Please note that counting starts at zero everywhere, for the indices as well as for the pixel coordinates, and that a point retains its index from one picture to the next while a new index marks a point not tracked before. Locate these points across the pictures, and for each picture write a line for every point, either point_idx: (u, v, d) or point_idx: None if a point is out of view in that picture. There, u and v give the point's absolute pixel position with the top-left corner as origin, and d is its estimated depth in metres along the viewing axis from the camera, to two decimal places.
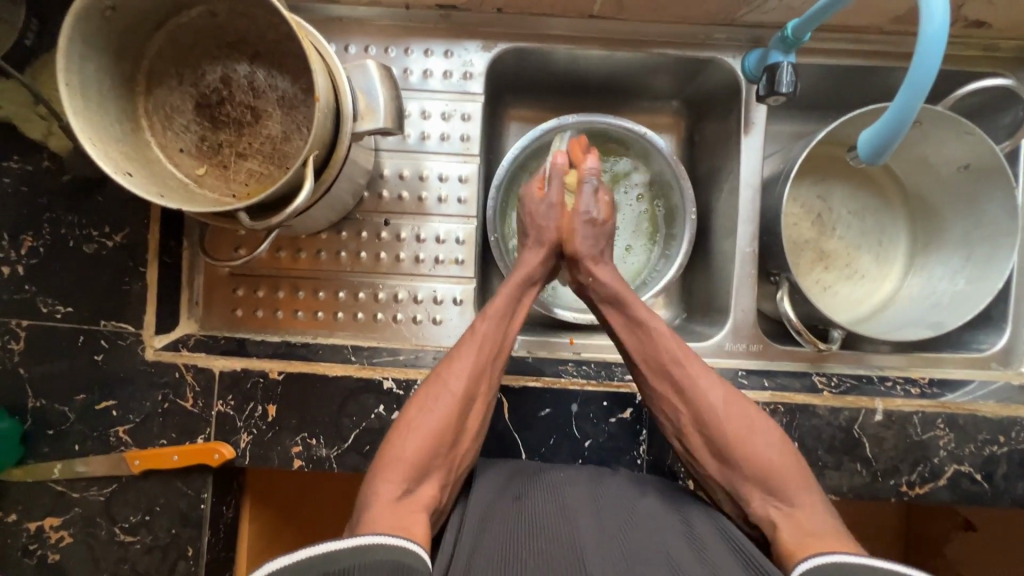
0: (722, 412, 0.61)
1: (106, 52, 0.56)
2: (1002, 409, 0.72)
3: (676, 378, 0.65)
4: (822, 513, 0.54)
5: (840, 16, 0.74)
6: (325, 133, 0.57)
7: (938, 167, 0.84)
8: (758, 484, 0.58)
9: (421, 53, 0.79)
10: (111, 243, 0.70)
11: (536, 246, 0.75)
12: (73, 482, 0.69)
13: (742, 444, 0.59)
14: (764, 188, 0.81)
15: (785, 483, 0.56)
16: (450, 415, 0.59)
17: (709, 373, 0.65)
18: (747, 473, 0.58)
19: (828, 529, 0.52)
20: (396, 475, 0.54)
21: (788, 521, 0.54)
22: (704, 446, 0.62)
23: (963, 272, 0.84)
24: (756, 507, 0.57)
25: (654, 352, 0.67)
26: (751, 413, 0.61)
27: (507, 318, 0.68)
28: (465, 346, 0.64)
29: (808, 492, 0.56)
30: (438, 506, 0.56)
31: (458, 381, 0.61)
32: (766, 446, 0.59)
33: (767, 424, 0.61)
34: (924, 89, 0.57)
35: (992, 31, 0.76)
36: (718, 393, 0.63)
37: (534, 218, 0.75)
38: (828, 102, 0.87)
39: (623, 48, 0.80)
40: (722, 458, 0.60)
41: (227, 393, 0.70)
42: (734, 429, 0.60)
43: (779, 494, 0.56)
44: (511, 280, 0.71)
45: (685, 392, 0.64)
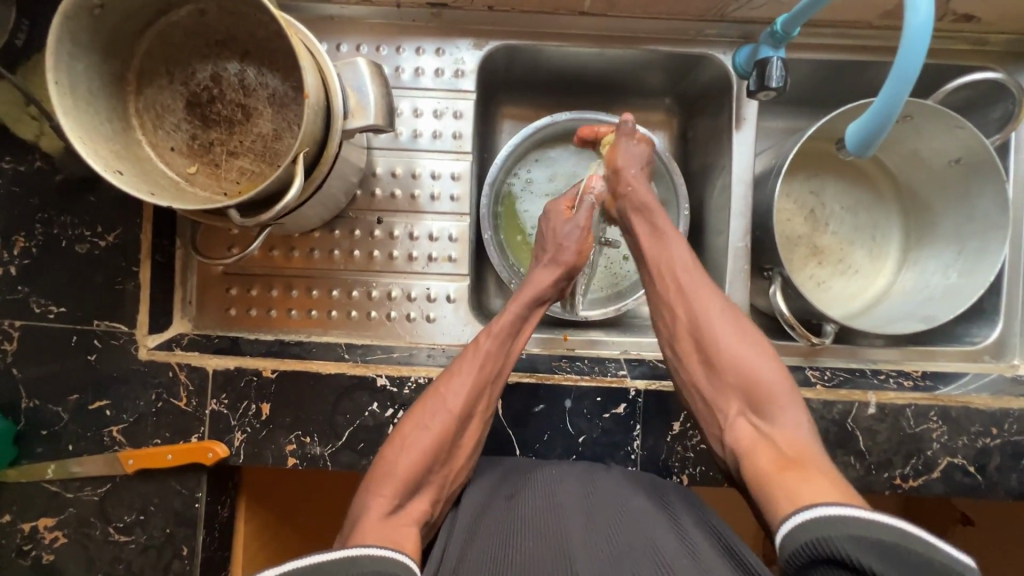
0: (718, 324, 0.63)
1: (95, 51, 0.56)
2: (994, 401, 0.73)
3: (679, 290, 0.66)
4: (800, 431, 0.55)
5: (829, 11, 0.75)
6: (314, 130, 0.57)
7: (930, 161, 0.85)
8: (741, 392, 0.59)
9: (413, 51, 0.79)
10: (104, 243, 0.70)
11: (549, 268, 0.74)
12: (66, 482, 0.69)
13: (733, 355, 0.60)
14: (756, 183, 0.81)
15: (768, 398, 0.57)
16: (446, 435, 0.59)
17: (712, 290, 0.66)
18: (734, 381, 0.59)
19: (803, 447, 0.53)
20: (387, 490, 0.54)
21: (764, 438, 0.55)
22: (695, 356, 0.63)
23: (955, 265, 0.84)
24: (735, 419, 0.59)
25: (664, 263, 0.69)
26: (747, 331, 0.62)
27: (509, 338, 0.68)
28: (466, 362, 0.64)
29: (791, 410, 0.56)
30: (430, 518, 0.56)
31: (456, 398, 0.61)
32: (757, 361, 0.60)
33: (761, 341, 0.62)
34: (910, 81, 0.57)
35: (980, 25, 0.76)
36: (717, 307, 0.64)
37: (552, 236, 0.75)
38: (819, 97, 0.88)
39: (614, 45, 0.80)
40: (710, 368, 0.61)
41: (220, 392, 0.70)
42: (726, 340, 0.62)
43: (761, 409, 0.57)
44: (520, 299, 0.70)
45: (686, 303, 0.65)
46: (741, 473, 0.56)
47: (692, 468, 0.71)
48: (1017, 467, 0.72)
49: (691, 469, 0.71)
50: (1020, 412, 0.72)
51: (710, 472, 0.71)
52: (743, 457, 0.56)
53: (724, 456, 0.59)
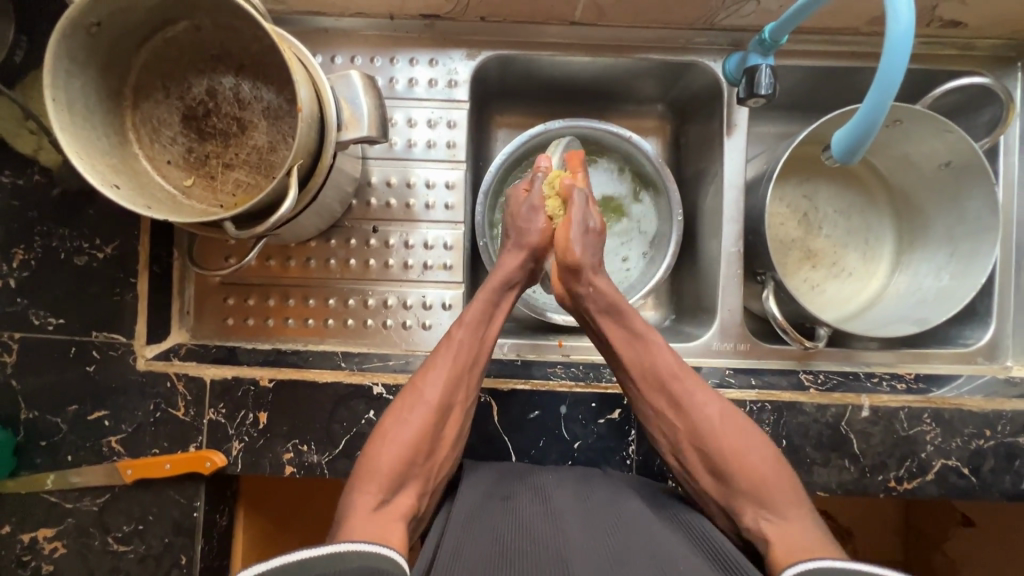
0: (718, 428, 0.61)
1: (92, 68, 0.57)
2: (987, 403, 0.73)
3: (673, 393, 0.64)
4: (813, 529, 0.52)
5: (816, 19, 0.76)
6: (308, 143, 0.58)
7: (921, 164, 0.85)
8: (750, 497, 0.56)
9: (406, 62, 0.80)
10: (102, 255, 0.71)
11: (516, 250, 0.71)
12: (65, 493, 0.70)
13: (735, 459, 0.58)
14: (748, 189, 0.82)
15: (778, 498, 0.55)
16: (425, 427, 0.59)
17: (706, 390, 0.64)
18: (741, 487, 0.57)
19: (817, 541, 0.50)
20: (372, 486, 0.54)
21: (777, 532, 0.53)
22: (700, 465, 0.61)
23: (948, 267, 0.85)
24: (748, 520, 0.56)
25: (653, 367, 0.65)
26: (746, 430, 0.61)
27: (484, 324, 0.68)
28: (439, 355, 0.65)
29: (800, 510, 0.54)
30: (416, 512, 0.56)
31: (432, 390, 0.62)
32: (761, 462, 0.58)
33: (762, 441, 0.60)
34: (894, 88, 0.57)
35: (966, 30, 0.77)
36: (714, 408, 0.62)
37: (518, 221, 0.71)
38: (809, 102, 0.88)
39: (605, 54, 0.81)
40: (716, 476, 0.59)
41: (218, 401, 0.70)
42: (729, 443, 0.60)
43: (772, 509, 0.54)
44: (487, 286, 0.69)
45: (682, 409, 0.63)
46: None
47: None
48: (1012, 469, 0.72)
49: None
50: (1013, 413, 0.72)
51: None
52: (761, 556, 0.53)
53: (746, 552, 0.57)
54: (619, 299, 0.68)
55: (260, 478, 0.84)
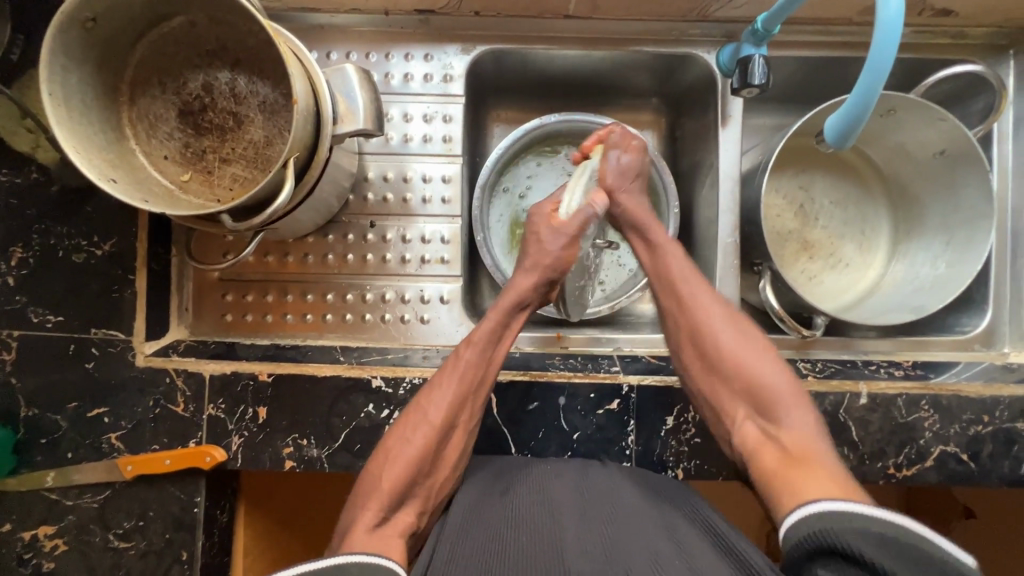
0: (720, 328, 0.65)
1: (88, 63, 0.57)
2: (985, 388, 0.73)
3: (680, 294, 0.68)
4: (808, 429, 0.57)
5: (809, 9, 0.76)
6: (305, 136, 0.58)
7: (916, 153, 0.86)
8: (747, 399, 0.61)
9: (402, 58, 0.80)
10: (100, 253, 0.71)
11: (530, 270, 0.69)
12: (66, 490, 0.70)
13: (736, 361, 0.63)
14: (743, 180, 0.82)
15: (774, 401, 0.60)
16: (428, 447, 0.59)
17: (712, 295, 0.68)
18: (739, 390, 0.62)
19: (811, 444, 0.55)
20: (373, 503, 0.54)
21: (773, 437, 0.58)
22: (699, 364, 0.65)
23: (943, 255, 0.85)
24: (744, 422, 0.61)
25: (663, 270, 0.70)
26: (747, 334, 0.65)
27: (491, 346, 0.67)
28: (446, 375, 0.64)
29: (800, 413, 0.59)
30: (415, 529, 0.56)
31: (436, 410, 0.61)
32: (760, 363, 0.62)
33: (762, 343, 0.64)
34: (885, 74, 0.58)
35: (958, 19, 0.78)
36: (718, 310, 0.66)
37: (533, 245, 0.70)
38: (804, 93, 0.89)
39: (600, 47, 0.81)
40: (716, 375, 0.64)
41: (217, 396, 0.71)
42: (729, 344, 0.64)
43: (768, 413, 0.59)
44: (497, 307, 0.68)
45: (689, 308, 0.67)
46: (751, 476, 0.58)
47: (687, 462, 0.72)
48: (1010, 454, 0.72)
49: (686, 463, 0.72)
50: (1011, 399, 0.72)
51: (704, 466, 0.72)
52: (753, 454, 0.58)
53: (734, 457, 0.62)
54: (644, 212, 0.72)
55: (261, 475, 0.84)
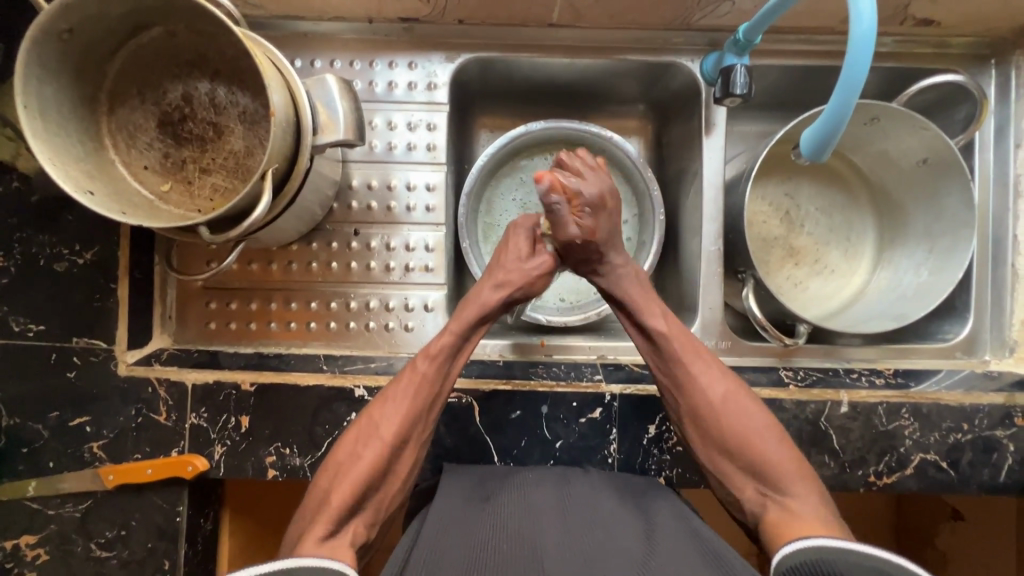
0: (720, 408, 0.63)
1: (65, 75, 0.57)
2: (965, 396, 0.74)
3: (677, 372, 0.66)
4: (815, 502, 0.55)
5: (790, 19, 0.76)
6: (284, 148, 0.58)
7: (900, 161, 0.86)
8: (754, 476, 0.60)
9: (385, 66, 0.80)
10: (81, 261, 0.71)
11: (498, 289, 0.67)
12: (47, 499, 0.69)
13: (739, 439, 0.61)
14: (726, 189, 0.82)
15: (779, 474, 0.58)
16: (377, 464, 0.58)
17: (712, 368, 0.66)
18: (745, 465, 0.60)
19: (818, 516, 0.54)
20: (324, 515, 0.54)
21: (780, 507, 0.56)
22: (701, 441, 0.64)
23: (926, 263, 0.85)
24: (751, 497, 0.60)
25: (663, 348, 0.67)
26: (749, 409, 0.63)
27: (449, 360, 0.65)
28: (400, 388, 0.63)
29: (806, 483, 0.57)
30: (365, 541, 0.56)
31: (389, 425, 0.61)
32: (764, 440, 0.61)
33: (762, 415, 0.62)
34: (857, 90, 0.58)
35: (940, 28, 0.78)
36: (717, 387, 0.64)
37: (506, 256, 0.68)
38: (788, 102, 0.89)
39: (584, 55, 0.81)
40: (721, 451, 0.62)
41: (200, 405, 0.71)
42: (732, 422, 0.62)
43: (776, 486, 0.58)
44: (458, 319, 0.66)
45: (686, 386, 0.65)
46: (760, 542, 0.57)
47: (669, 470, 0.72)
48: (989, 462, 0.73)
49: (668, 471, 0.72)
50: (990, 407, 0.73)
51: (686, 475, 0.72)
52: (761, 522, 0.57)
53: (746, 524, 0.60)
54: (636, 288, 0.69)
55: (246, 483, 0.84)
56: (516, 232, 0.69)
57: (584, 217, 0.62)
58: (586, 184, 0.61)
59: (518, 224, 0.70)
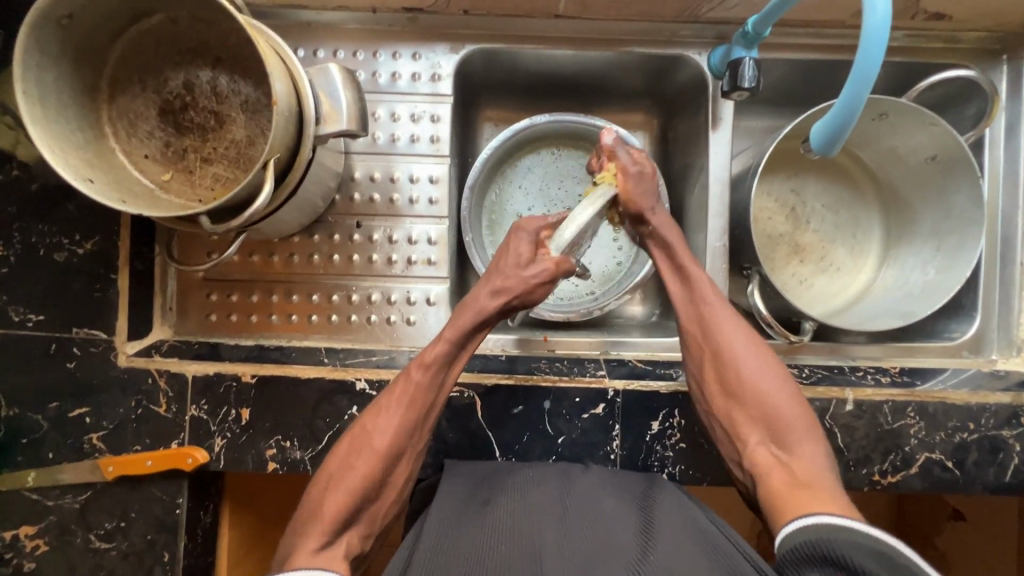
0: (744, 356, 0.63)
1: (65, 61, 0.56)
2: (971, 395, 0.73)
3: (704, 316, 0.66)
4: (819, 465, 0.55)
5: (800, 11, 0.75)
6: (286, 137, 0.57)
7: (908, 158, 0.85)
8: (762, 429, 0.60)
9: (390, 56, 0.79)
10: (82, 251, 0.71)
11: (496, 296, 0.65)
12: (46, 490, 0.69)
13: (755, 390, 0.61)
14: (733, 184, 0.82)
15: (788, 431, 0.58)
16: (370, 476, 0.58)
17: (737, 320, 0.66)
18: (755, 417, 0.60)
19: (822, 478, 0.54)
20: (316, 529, 0.54)
21: (784, 466, 0.56)
22: (716, 386, 0.63)
23: (933, 261, 0.85)
24: (755, 448, 0.59)
25: (691, 291, 0.68)
26: (770, 364, 0.63)
27: (444, 368, 0.64)
28: (394, 398, 0.62)
29: (813, 446, 0.57)
30: (359, 552, 0.56)
31: (383, 436, 0.60)
32: (781, 396, 0.60)
33: (780, 373, 0.62)
34: (870, 82, 0.57)
35: (951, 23, 0.77)
36: (742, 337, 0.64)
37: (505, 262, 0.66)
38: (795, 97, 0.88)
39: (591, 47, 0.80)
40: (733, 399, 0.62)
41: (200, 397, 0.70)
42: (751, 373, 0.62)
43: (782, 443, 0.58)
44: (453, 326, 0.65)
45: (712, 330, 0.65)
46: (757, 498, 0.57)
47: (672, 467, 0.72)
48: (995, 462, 0.72)
49: (671, 468, 0.72)
50: (997, 406, 0.72)
51: (689, 471, 0.72)
52: (761, 478, 0.57)
53: (743, 479, 0.60)
54: (672, 230, 0.69)
55: (245, 476, 0.84)
56: (519, 235, 0.67)
57: (643, 156, 0.69)
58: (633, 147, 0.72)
59: (520, 228, 0.67)
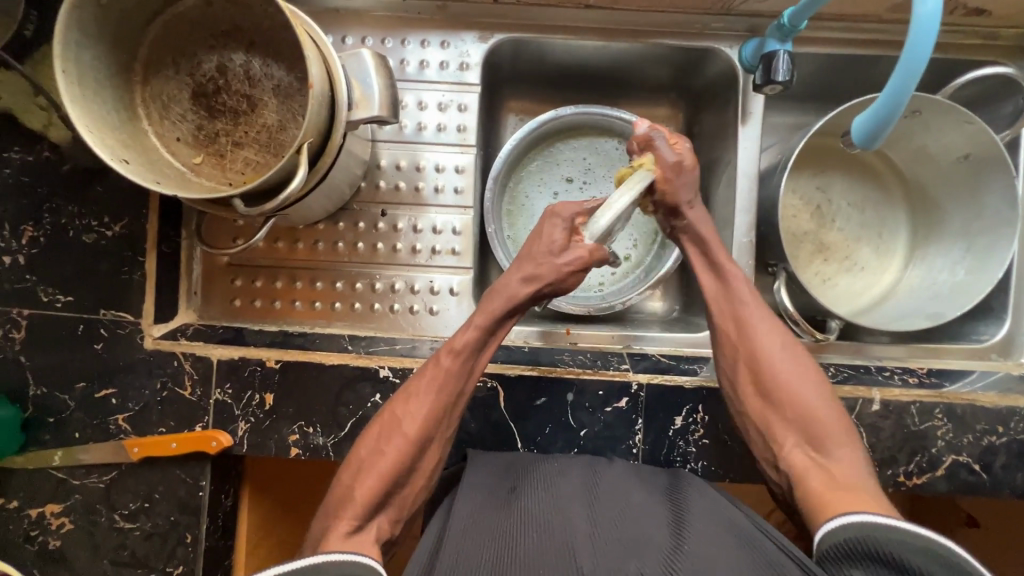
0: (781, 359, 0.62)
1: (102, 41, 0.56)
2: (1000, 399, 0.72)
3: (740, 315, 0.65)
4: (858, 467, 0.55)
5: (836, 5, 0.74)
6: (319, 122, 0.57)
7: (939, 157, 0.84)
8: (798, 430, 0.59)
9: (418, 44, 0.79)
10: (110, 233, 0.71)
11: (527, 284, 0.66)
12: (73, 469, 0.70)
13: (791, 390, 0.60)
14: (761, 180, 0.81)
15: (825, 433, 0.58)
16: (400, 461, 0.58)
17: (772, 319, 0.65)
18: (791, 418, 0.60)
19: (861, 483, 0.53)
20: (348, 512, 0.54)
21: (821, 468, 0.56)
22: (750, 387, 0.63)
23: (962, 262, 0.83)
24: (790, 451, 0.59)
25: (725, 292, 0.67)
26: (808, 366, 0.62)
27: (474, 354, 0.64)
28: (424, 381, 0.62)
29: (851, 448, 0.56)
30: (388, 537, 0.56)
31: (412, 422, 0.60)
32: (817, 398, 0.60)
33: (816, 375, 0.62)
34: (916, 75, 0.56)
35: (991, 19, 0.76)
36: (778, 338, 0.63)
37: (538, 248, 0.67)
38: (825, 93, 0.87)
39: (621, 38, 0.79)
40: (768, 401, 0.61)
41: (225, 381, 0.70)
42: (787, 375, 0.61)
43: (819, 445, 0.57)
44: (484, 312, 0.65)
45: (747, 330, 0.64)
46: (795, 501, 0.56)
47: (695, 463, 0.71)
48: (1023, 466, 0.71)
49: (693, 463, 0.71)
50: None
51: (712, 467, 0.71)
52: (797, 485, 0.56)
53: (779, 481, 0.59)
54: (709, 229, 0.70)
55: (266, 461, 0.84)
56: (554, 221, 0.67)
57: (687, 147, 0.69)
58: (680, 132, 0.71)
59: (555, 213, 0.67)
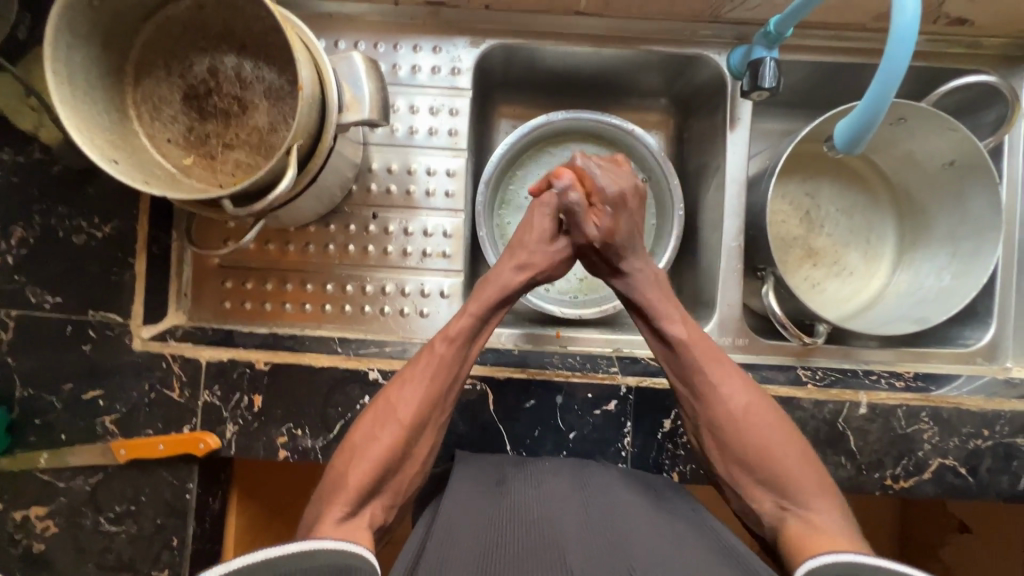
0: (744, 425, 0.61)
1: (93, 42, 0.57)
2: (986, 402, 0.73)
3: (699, 382, 0.64)
4: (836, 516, 0.55)
5: (821, 14, 0.76)
6: (309, 123, 0.58)
7: (925, 163, 0.85)
8: (771, 491, 0.58)
9: (410, 49, 0.80)
10: (100, 234, 0.71)
11: (521, 271, 0.67)
12: (58, 471, 0.70)
13: (760, 454, 0.60)
14: (749, 185, 0.81)
15: (800, 491, 0.57)
16: (394, 446, 0.58)
17: (734, 379, 0.64)
18: (763, 480, 0.59)
19: (841, 531, 0.53)
20: (340, 498, 0.54)
21: (800, 519, 0.55)
22: (718, 454, 0.62)
23: (949, 266, 0.84)
24: (769, 510, 0.58)
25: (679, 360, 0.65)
26: (772, 423, 0.61)
27: (468, 342, 0.65)
28: (418, 370, 0.62)
29: (827, 500, 0.56)
30: (382, 522, 0.57)
31: (407, 408, 0.60)
32: (786, 457, 0.59)
33: (785, 431, 0.61)
34: (895, 84, 0.57)
35: (973, 28, 0.77)
36: (740, 400, 0.62)
37: (529, 236, 0.68)
38: (813, 100, 0.88)
39: (611, 44, 0.81)
40: (739, 465, 0.61)
41: (213, 382, 0.70)
42: (754, 438, 0.60)
43: (796, 501, 0.57)
44: (477, 300, 0.66)
45: (706, 395, 0.63)
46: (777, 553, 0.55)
47: (684, 466, 0.71)
48: (1008, 469, 0.72)
49: (682, 467, 0.71)
50: (1012, 414, 0.72)
51: (700, 471, 0.71)
52: (779, 534, 0.56)
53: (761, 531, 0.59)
54: (658, 291, 0.67)
55: (253, 463, 0.83)
56: (539, 210, 0.69)
57: (601, 214, 0.64)
58: (610, 183, 0.64)
59: (542, 202, 0.69)
